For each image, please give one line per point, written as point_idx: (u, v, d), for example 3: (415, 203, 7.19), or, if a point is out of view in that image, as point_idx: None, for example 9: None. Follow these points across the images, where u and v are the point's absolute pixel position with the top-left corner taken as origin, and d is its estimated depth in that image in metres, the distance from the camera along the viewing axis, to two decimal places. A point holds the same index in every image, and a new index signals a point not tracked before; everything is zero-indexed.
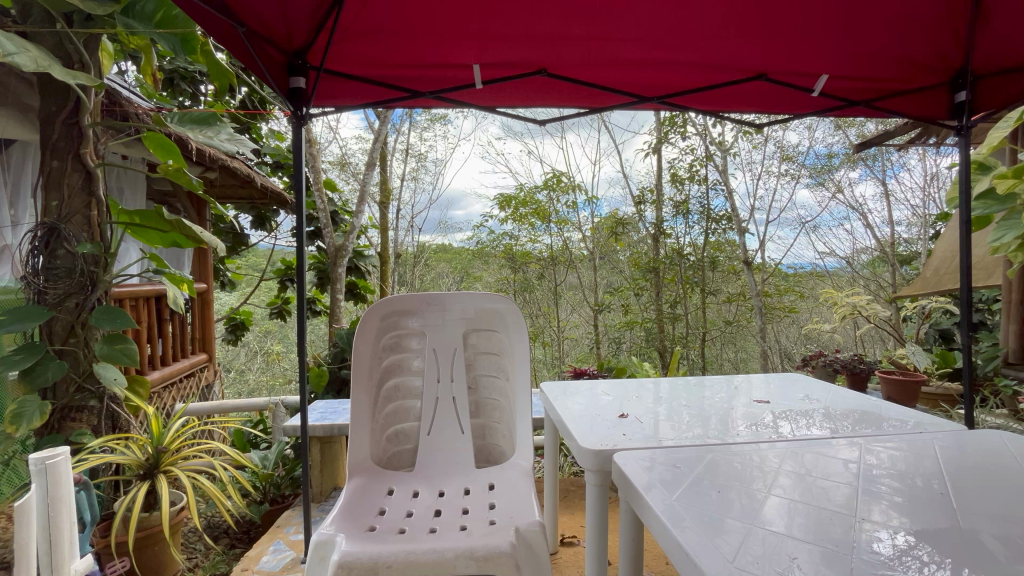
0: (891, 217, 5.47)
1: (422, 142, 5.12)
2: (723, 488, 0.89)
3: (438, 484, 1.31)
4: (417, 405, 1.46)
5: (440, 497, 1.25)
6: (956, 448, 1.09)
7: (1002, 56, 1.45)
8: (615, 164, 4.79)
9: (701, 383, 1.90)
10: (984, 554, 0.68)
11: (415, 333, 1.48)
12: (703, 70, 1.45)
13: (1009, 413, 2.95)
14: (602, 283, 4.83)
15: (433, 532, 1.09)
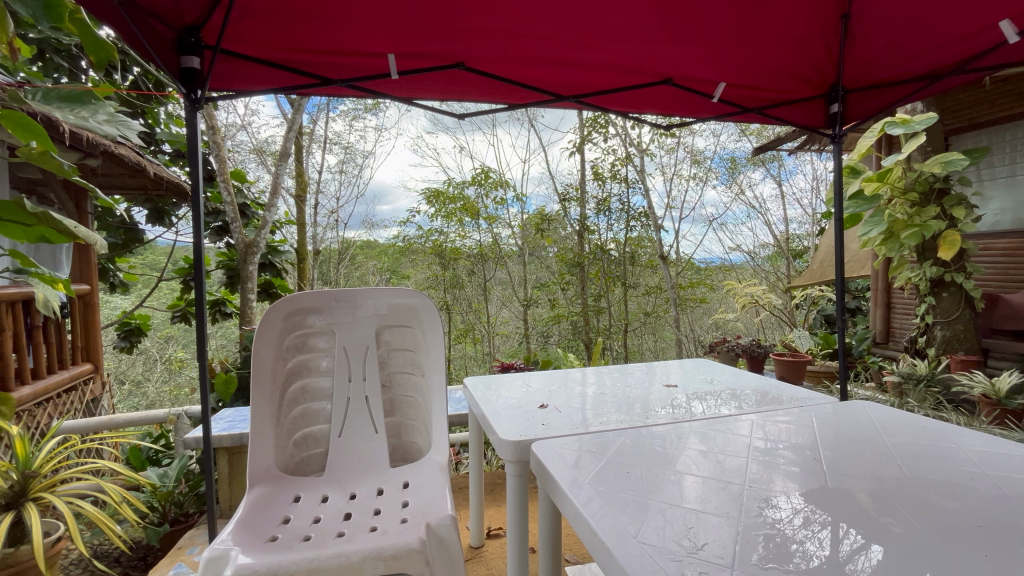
0: (786, 216, 6.10)
1: (350, 131, 4.78)
2: (630, 469, 0.94)
3: (350, 487, 1.27)
4: (326, 406, 1.40)
5: (351, 500, 1.21)
6: (831, 419, 1.25)
7: (868, 73, 1.65)
8: (543, 163, 4.84)
9: (622, 371, 2.01)
10: (856, 509, 0.77)
11: (322, 331, 1.42)
12: (614, 71, 1.51)
13: (877, 385, 3.41)
14: (530, 278, 4.92)
15: (341, 536, 1.05)
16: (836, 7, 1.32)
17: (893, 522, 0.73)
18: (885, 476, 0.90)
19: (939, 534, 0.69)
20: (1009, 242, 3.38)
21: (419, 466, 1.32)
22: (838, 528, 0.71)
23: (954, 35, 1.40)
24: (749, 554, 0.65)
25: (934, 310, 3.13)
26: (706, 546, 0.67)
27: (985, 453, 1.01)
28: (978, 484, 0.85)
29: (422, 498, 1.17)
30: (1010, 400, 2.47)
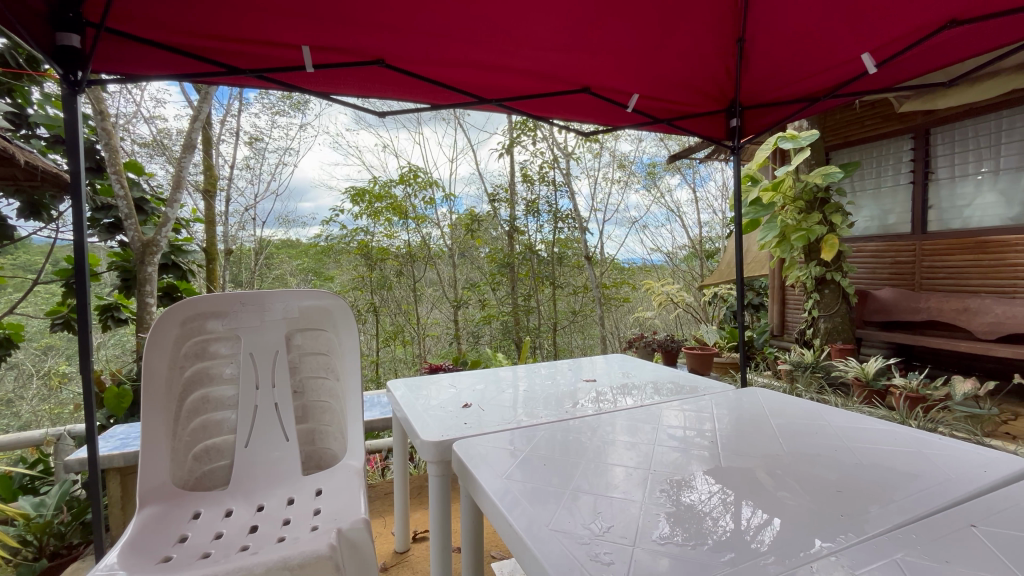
0: (699, 220, 6.61)
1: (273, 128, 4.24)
2: (545, 463, 0.98)
3: (258, 498, 1.20)
4: (230, 415, 1.32)
5: (258, 512, 1.15)
6: (728, 406, 1.37)
7: (760, 92, 1.83)
8: (471, 163, 4.88)
9: (547, 368, 2.07)
10: (754, 485, 0.85)
11: (224, 337, 1.33)
12: (534, 78, 1.56)
13: (772, 373, 3.77)
14: (460, 280, 4.91)
15: (244, 549, 0.99)
16: (731, 32, 1.45)
17: (787, 495, 0.81)
18: (769, 454, 1.01)
19: (817, 501, 0.79)
20: (876, 246, 3.93)
21: (334, 472, 1.28)
22: (727, 502, 0.79)
23: (828, 63, 1.59)
24: (650, 531, 0.71)
25: (818, 305, 3.54)
26: (612, 528, 0.72)
27: (848, 427, 1.16)
28: (841, 455, 0.98)
29: (337, 503, 1.14)
30: (876, 382, 2.85)
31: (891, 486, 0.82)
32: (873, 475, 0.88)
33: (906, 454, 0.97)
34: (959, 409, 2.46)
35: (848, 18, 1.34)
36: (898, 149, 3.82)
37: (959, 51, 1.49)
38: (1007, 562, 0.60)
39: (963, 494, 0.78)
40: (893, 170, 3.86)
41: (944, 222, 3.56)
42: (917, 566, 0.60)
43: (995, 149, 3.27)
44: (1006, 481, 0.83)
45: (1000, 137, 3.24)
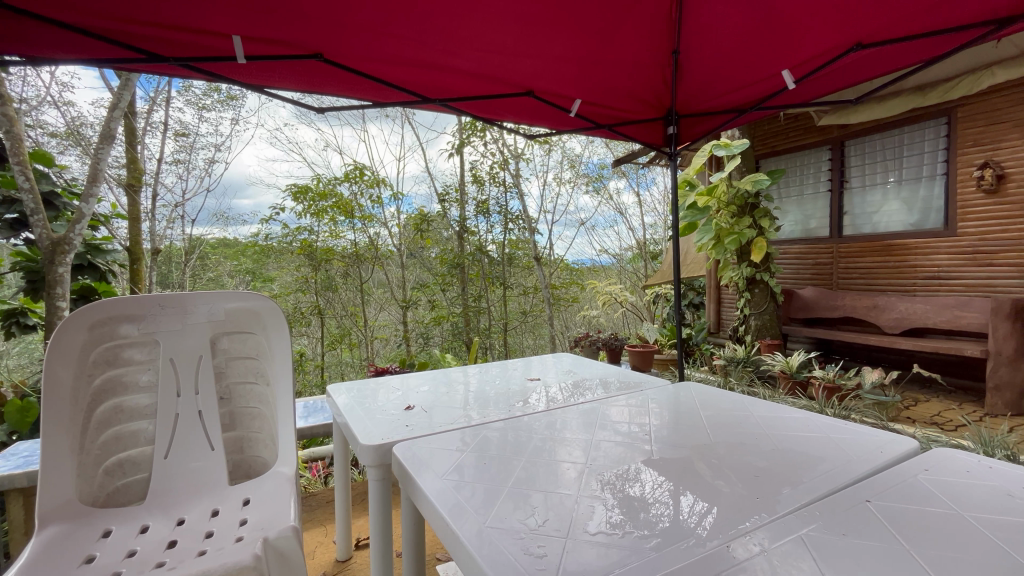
0: (644, 222, 6.88)
1: (201, 124, 3.79)
2: (485, 463, 0.99)
3: (177, 512, 1.13)
4: (147, 426, 1.25)
5: (178, 526, 1.08)
6: (664, 400, 1.45)
7: (693, 101, 1.93)
8: (420, 161, 4.84)
9: (494, 368, 2.08)
10: (693, 474, 0.90)
11: (138, 342, 1.25)
12: (479, 80, 1.57)
13: (708, 367, 3.99)
14: (410, 280, 4.83)
15: (160, 566, 0.93)
16: (666, 44, 1.52)
17: (723, 483, 0.85)
18: (699, 445, 1.06)
19: (744, 487, 0.84)
20: (799, 248, 4.24)
21: (264, 480, 1.23)
22: (669, 491, 0.83)
23: (753, 77, 1.70)
24: (584, 524, 0.73)
25: (749, 304, 3.77)
26: (546, 522, 0.74)
27: (769, 416, 1.25)
28: (759, 442, 1.06)
29: (266, 512, 1.09)
30: (798, 374, 3.08)
31: (800, 469, 0.90)
32: (786, 460, 0.95)
33: (817, 439, 1.06)
34: (868, 397, 2.70)
35: (770, 37, 1.44)
36: (818, 159, 4.15)
37: (866, 71, 1.64)
38: (892, 531, 0.67)
39: (861, 474, 0.86)
40: (813, 178, 4.19)
41: (857, 228, 3.92)
42: (818, 540, 0.66)
43: (898, 162, 3.62)
44: (898, 460, 0.93)
45: (902, 151, 3.59)
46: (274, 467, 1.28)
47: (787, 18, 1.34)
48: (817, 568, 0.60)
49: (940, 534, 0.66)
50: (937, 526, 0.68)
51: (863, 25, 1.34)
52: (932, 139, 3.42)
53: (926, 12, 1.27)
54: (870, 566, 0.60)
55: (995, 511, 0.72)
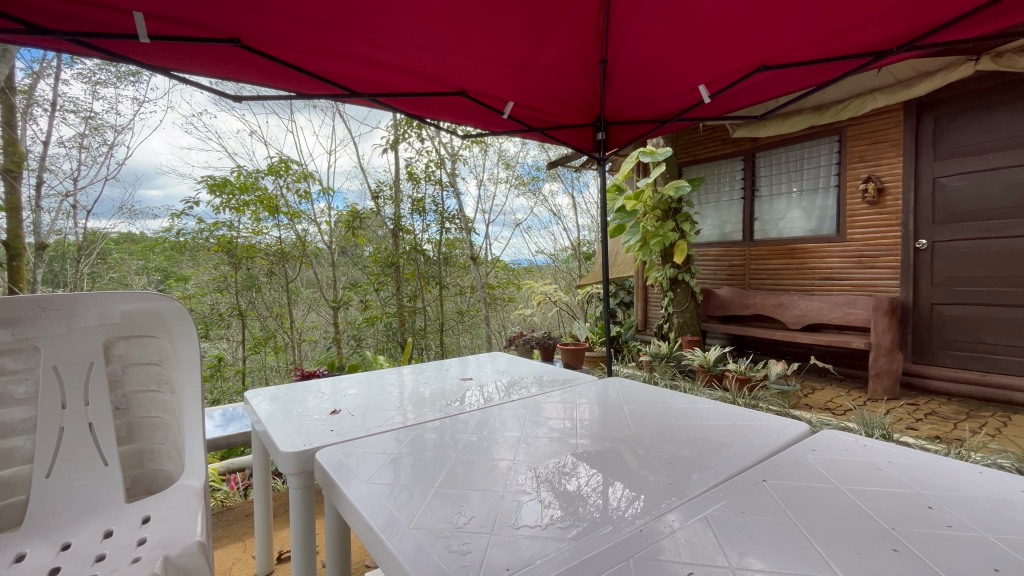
0: (578, 224, 7.11)
1: (94, 100, 3.20)
2: (414, 464, 0.98)
3: (61, 536, 1.01)
4: (24, 443, 1.12)
5: (62, 552, 0.97)
6: (596, 395, 1.52)
7: (619, 110, 2.03)
8: (352, 156, 4.70)
9: (426, 368, 2.05)
10: (622, 464, 0.94)
11: (16, 349, 1.12)
12: (411, 76, 1.55)
13: (634, 363, 4.18)
14: (341, 279, 4.63)
15: None
16: (594, 53, 1.59)
17: (649, 474, 0.89)
18: (623, 436, 1.12)
19: (663, 475, 0.89)
20: (717, 251, 4.57)
21: (167, 494, 1.12)
22: (601, 483, 0.86)
23: (674, 89, 1.81)
24: (508, 520, 0.74)
25: (672, 302, 4.02)
26: (472, 520, 0.74)
27: (686, 408, 1.34)
28: (675, 432, 1.13)
29: (169, 529, 1.00)
30: (715, 367, 3.31)
31: (708, 455, 0.97)
32: (702, 448, 1.02)
33: (725, 427, 1.15)
34: (774, 386, 2.97)
35: (688, 53, 1.54)
36: (731, 169, 4.50)
37: (769, 90, 1.81)
38: (783, 507, 0.75)
39: (760, 457, 0.94)
40: (729, 187, 4.53)
41: (765, 233, 4.29)
42: (721, 518, 0.72)
43: (800, 174, 4.00)
44: (791, 442, 1.03)
45: (803, 164, 3.97)
46: (180, 481, 1.17)
47: (703, 37, 1.44)
48: (717, 543, 0.66)
49: (823, 507, 0.74)
50: (819, 500, 0.76)
51: (767, 49, 1.48)
52: (827, 155, 3.81)
53: (819, 41, 1.42)
54: (763, 539, 0.66)
55: (865, 483, 0.82)
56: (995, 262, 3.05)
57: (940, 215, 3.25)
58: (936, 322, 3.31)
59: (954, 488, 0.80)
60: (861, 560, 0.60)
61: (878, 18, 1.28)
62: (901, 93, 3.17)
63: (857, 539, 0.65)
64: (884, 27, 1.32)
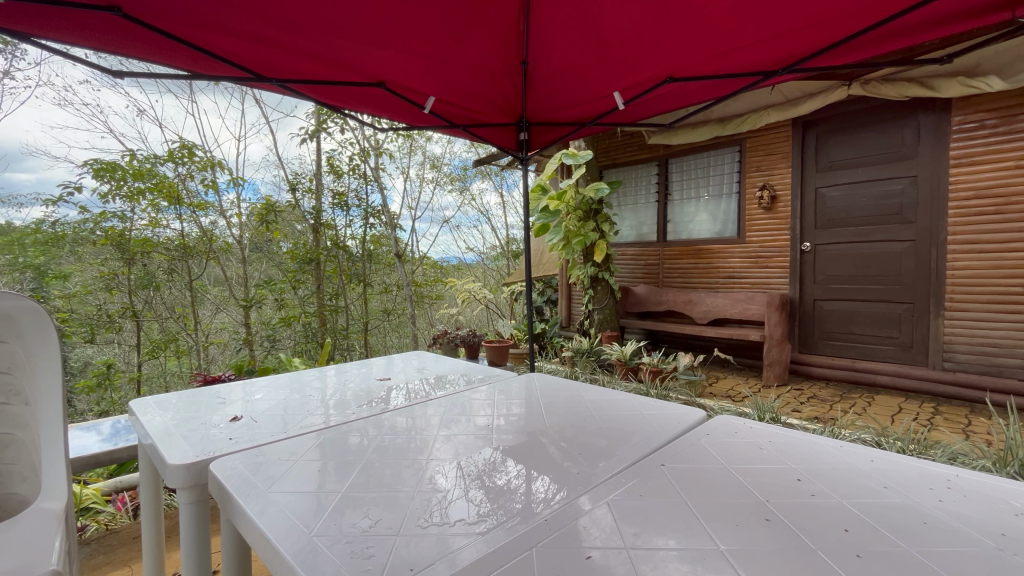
0: (508, 222, 7.20)
1: None
2: (321, 469, 0.94)
3: None
4: None
5: None
6: (522, 390, 1.55)
7: (539, 111, 2.07)
8: (266, 143, 4.30)
9: (346, 368, 1.97)
10: (545, 456, 0.97)
11: None
12: (324, 64, 1.48)
13: (557, 358, 4.29)
14: (254, 277, 4.19)
15: None
16: (514, 53, 1.61)
17: (567, 464, 0.92)
18: (543, 430, 1.14)
19: (575, 464, 0.92)
20: (634, 250, 4.82)
21: (16, 522, 0.97)
22: (523, 476, 0.87)
23: (590, 95, 1.88)
24: (416, 519, 0.73)
25: (593, 300, 4.19)
26: (379, 522, 0.73)
27: (604, 399, 1.40)
28: (587, 424, 1.18)
29: (17, 557, 0.85)
30: (631, 360, 3.50)
31: (616, 444, 1.02)
32: (612, 436, 1.07)
33: (633, 416, 1.23)
34: (682, 376, 3.21)
35: (604, 61, 1.61)
36: (647, 174, 4.77)
37: (676, 101, 1.94)
38: (677, 488, 0.81)
39: (659, 443, 1.01)
40: (645, 190, 4.79)
41: (676, 234, 4.59)
42: (621, 502, 0.76)
43: (706, 180, 4.33)
44: (689, 428, 1.12)
45: (709, 171, 4.30)
46: (34, 505, 1.03)
47: (615, 46, 1.51)
48: (616, 526, 0.69)
49: (711, 486, 0.81)
50: (708, 480, 0.83)
51: (672, 63, 1.58)
52: (729, 164, 4.16)
53: (718, 58, 1.54)
54: (657, 518, 0.71)
55: (748, 462, 0.91)
56: (864, 263, 3.49)
57: (821, 221, 3.67)
58: (817, 316, 3.74)
59: (819, 461, 0.91)
60: (739, 530, 0.67)
61: (765, 41, 1.42)
62: (790, 110, 3.53)
63: (736, 512, 0.72)
64: (768, 50, 1.47)
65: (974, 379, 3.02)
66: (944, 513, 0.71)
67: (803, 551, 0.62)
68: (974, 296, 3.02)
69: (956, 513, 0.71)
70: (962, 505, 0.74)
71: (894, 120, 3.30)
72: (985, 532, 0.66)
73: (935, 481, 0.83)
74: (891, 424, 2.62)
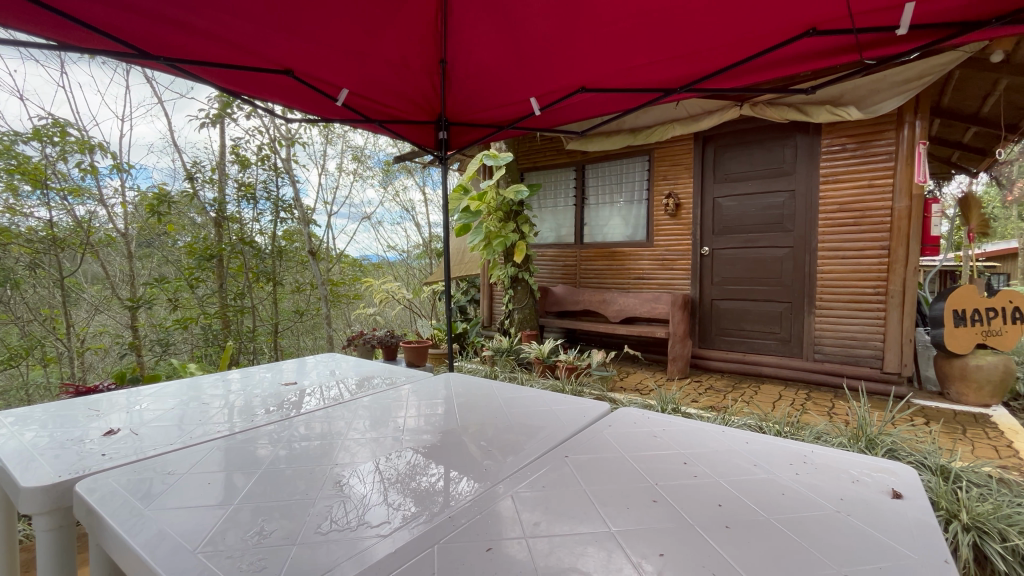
0: (431, 219, 7.11)
1: None
2: (210, 482, 0.87)
3: None
4: None
5: None
6: (442, 389, 1.55)
7: (458, 111, 2.07)
8: (159, 126, 3.78)
9: (249, 372, 1.84)
10: (459, 453, 0.99)
11: None
12: (224, 47, 1.37)
13: (478, 357, 4.31)
14: (143, 275, 3.79)
15: None
16: (431, 51, 1.60)
17: (480, 461, 0.94)
18: (458, 428, 1.15)
19: (486, 460, 0.94)
20: (553, 251, 4.97)
21: None
22: (434, 476, 0.87)
23: (509, 99, 1.91)
24: (316, 524, 0.71)
25: (513, 299, 4.26)
26: (274, 531, 0.70)
27: (519, 396, 1.44)
28: (499, 420, 1.21)
29: None
30: (549, 358, 3.61)
31: (527, 438, 1.06)
32: (523, 431, 1.11)
33: (544, 412, 1.27)
34: (595, 372, 3.37)
35: (520, 67, 1.65)
36: (566, 178, 4.94)
37: (589, 110, 2.03)
38: (577, 477, 0.85)
39: (564, 436, 1.06)
40: (564, 194, 4.97)
41: (592, 237, 4.81)
42: (522, 494, 0.79)
43: (619, 187, 4.59)
44: (594, 420, 1.19)
45: (622, 178, 4.56)
46: None
47: (531, 54, 1.56)
48: (516, 516, 0.72)
49: (607, 474, 0.86)
50: (605, 468, 0.89)
51: (584, 75, 1.67)
52: (640, 172, 4.44)
53: (624, 74, 1.64)
54: (556, 508, 0.74)
55: (643, 449, 0.99)
56: (752, 267, 3.89)
57: (717, 228, 4.03)
58: (714, 314, 4.11)
59: (704, 446, 1.01)
60: (629, 512, 0.73)
61: (665, 62, 1.54)
62: (693, 125, 3.84)
63: (628, 496, 0.78)
64: (668, 70, 1.60)
65: (837, 368, 3.49)
66: (798, 484, 0.83)
67: (681, 527, 0.68)
68: (837, 296, 3.49)
69: (809, 484, 0.83)
70: (813, 476, 0.86)
71: (777, 140, 3.72)
72: (828, 497, 0.77)
73: (795, 457, 0.96)
74: (771, 410, 2.96)
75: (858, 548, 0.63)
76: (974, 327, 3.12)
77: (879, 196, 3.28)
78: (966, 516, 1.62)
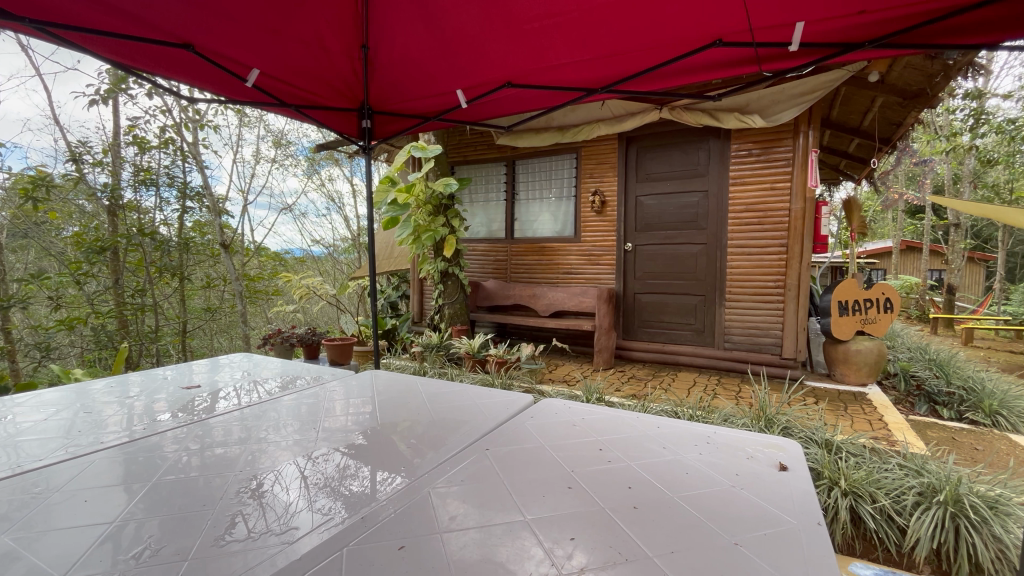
0: (359, 212, 6.84)
1: None
2: (87, 499, 0.77)
3: None
4: None
5: None
6: (366, 387, 1.49)
7: (382, 100, 2.00)
8: (37, 100, 3.27)
9: (150, 373, 1.68)
10: (380, 451, 0.96)
11: None
12: (106, 13, 1.22)
13: (407, 354, 4.22)
14: (17, 270, 3.29)
15: None
16: (350, 33, 1.52)
17: (401, 458, 0.92)
18: (381, 426, 1.12)
19: (407, 457, 0.92)
20: (484, 246, 4.97)
21: None
22: (353, 478, 0.84)
23: (435, 90, 1.87)
24: (218, 536, 0.66)
25: (443, 294, 4.21)
26: (161, 549, 0.63)
27: (446, 391, 1.43)
28: (424, 416, 1.19)
29: None
30: (479, 352, 3.61)
31: (450, 433, 1.06)
32: (447, 426, 1.11)
33: (470, 406, 1.27)
34: (524, 366, 3.41)
35: (445, 58, 1.62)
36: (497, 172, 4.95)
37: (515, 106, 2.04)
38: (496, 469, 0.86)
39: (487, 429, 1.07)
40: (495, 188, 4.98)
41: (523, 232, 4.87)
42: (442, 489, 0.78)
43: (549, 183, 4.68)
44: (517, 412, 1.21)
45: (551, 174, 4.65)
46: None
47: (455, 45, 1.53)
48: (434, 511, 0.71)
49: (526, 465, 0.88)
50: (525, 458, 0.91)
51: (510, 69, 1.67)
52: (568, 169, 4.56)
53: (549, 71, 1.67)
54: (474, 501, 0.74)
55: (562, 438, 1.02)
56: (671, 262, 4.13)
57: (639, 225, 4.23)
58: (636, 307, 4.32)
59: (620, 432, 1.06)
60: (547, 500, 0.74)
61: (588, 62, 1.58)
62: (617, 125, 3.99)
63: (545, 485, 0.79)
64: (590, 70, 1.64)
65: (744, 356, 3.80)
66: (700, 462, 0.89)
67: (594, 511, 0.71)
68: (744, 289, 3.80)
69: (709, 462, 0.89)
70: (713, 455, 0.93)
71: (693, 143, 3.97)
72: (726, 474, 0.84)
73: (700, 438, 1.03)
74: (685, 396, 3.17)
75: (747, 518, 0.68)
76: (855, 316, 3.52)
77: (779, 198, 3.61)
78: (845, 482, 1.84)
